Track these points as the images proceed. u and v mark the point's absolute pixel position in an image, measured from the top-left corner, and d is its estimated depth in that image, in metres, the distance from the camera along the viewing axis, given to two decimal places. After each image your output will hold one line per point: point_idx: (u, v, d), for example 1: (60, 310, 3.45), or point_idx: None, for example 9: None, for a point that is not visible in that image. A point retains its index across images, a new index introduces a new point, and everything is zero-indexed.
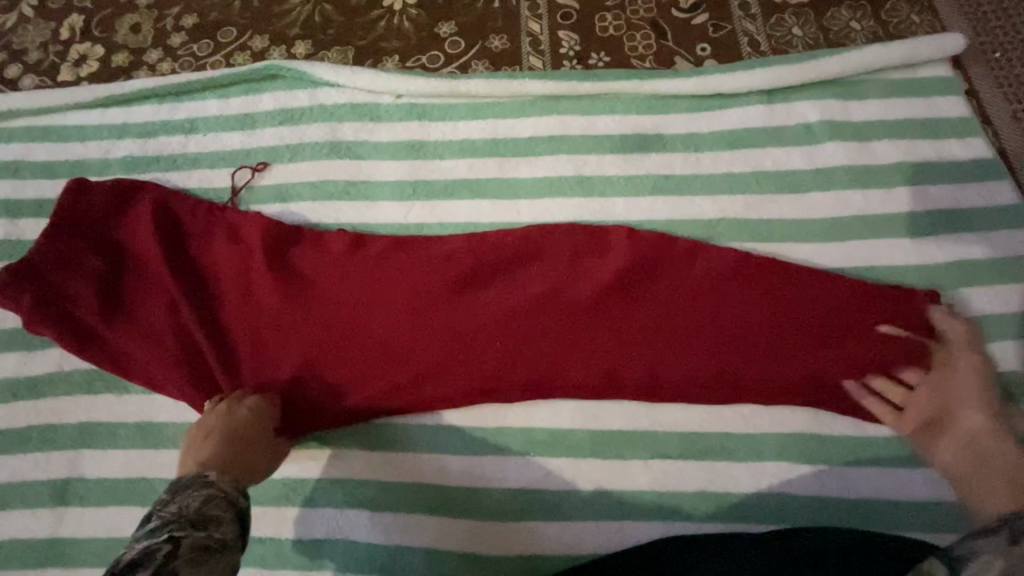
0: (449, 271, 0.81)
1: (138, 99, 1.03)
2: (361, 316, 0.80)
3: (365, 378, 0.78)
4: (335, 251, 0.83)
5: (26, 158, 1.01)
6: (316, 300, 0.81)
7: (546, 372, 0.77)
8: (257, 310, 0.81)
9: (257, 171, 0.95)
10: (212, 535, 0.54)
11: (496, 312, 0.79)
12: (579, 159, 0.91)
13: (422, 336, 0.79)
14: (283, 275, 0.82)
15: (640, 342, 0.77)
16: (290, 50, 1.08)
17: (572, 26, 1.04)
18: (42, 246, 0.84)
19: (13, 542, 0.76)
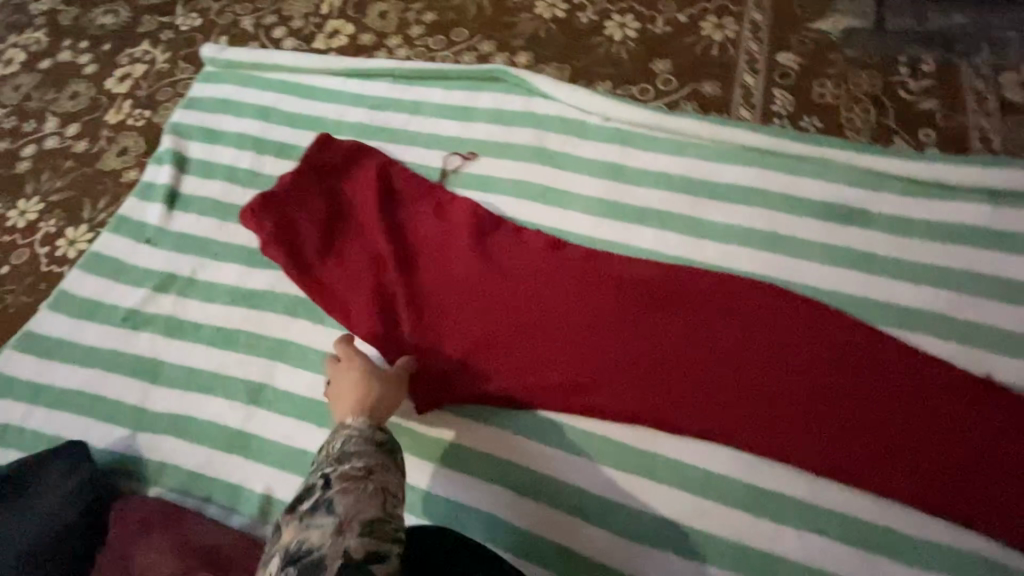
0: (633, 293, 0.87)
1: (377, 76, 1.17)
2: (544, 312, 0.87)
3: (536, 370, 0.84)
4: (528, 249, 0.92)
5: (277, 106, 1.17)
6: (508, 288, 0.89)
7: (708, 412, 0.79)
8: (453, 283, 0.90)
9: (466, 159, 1.05)
10: (353, 467, 0.63)
11: (671, 342, 0.83)
12: (775, 216, 0.92)
13: (596, 346, 0.84)
14: (482, 258, 0.92)
15: (810, 409, 0.78)
16: (512, 58, 1.18)
17: (787, 86, 1.05)
18: (287, 183, 0.99)
19: (204, 422, 0.87)
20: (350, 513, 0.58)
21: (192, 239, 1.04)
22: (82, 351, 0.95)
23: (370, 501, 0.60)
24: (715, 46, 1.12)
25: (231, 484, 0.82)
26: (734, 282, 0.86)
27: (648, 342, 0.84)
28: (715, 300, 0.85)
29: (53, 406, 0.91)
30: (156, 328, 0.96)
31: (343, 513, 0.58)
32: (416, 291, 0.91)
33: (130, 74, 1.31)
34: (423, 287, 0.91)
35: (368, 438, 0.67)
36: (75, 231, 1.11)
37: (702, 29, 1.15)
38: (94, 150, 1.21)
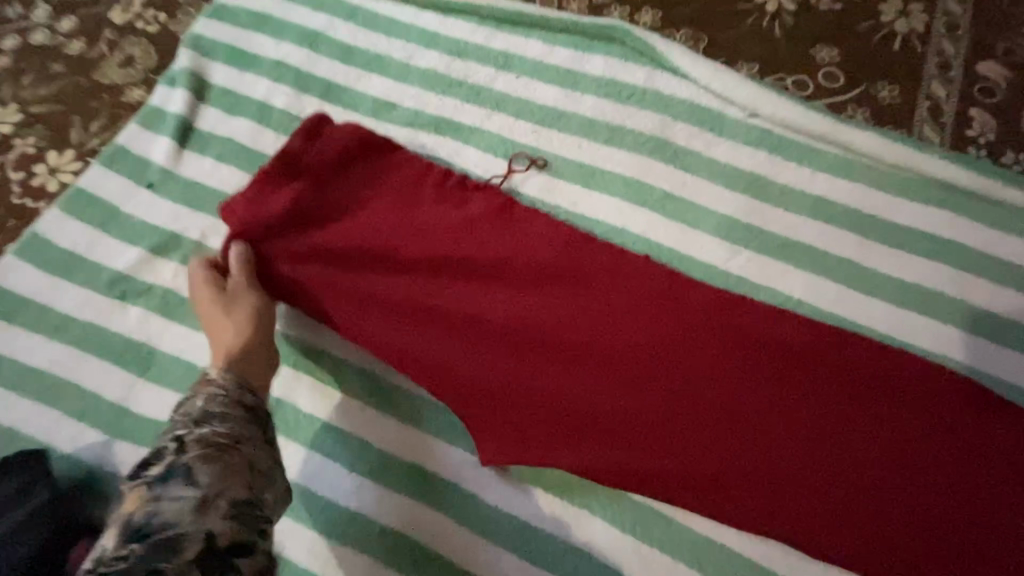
0: (770, 363, 0.66)
1: (458, 12, 0.92)
2: (652, 371, 0.67)
3: (635, 447, 0.66)
4: (634, 278, 0.71)
5: (328, 32, 0.92)
6: (606, 331, 0.69)
7: (858, 537, 0.61)
8: (535, 314, 0.70)
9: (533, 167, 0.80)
10: (217, 433, 0.55)
11: (816, 437, 0.64)
12: (965, 281, 0.71)
13: (717, 427, 0.65)
14: (576, 286, 0.71)
15: (994, 553, 0.60)
16: (633, 15, 0.92)
17: (990, 107, 0.82)
18: (313, 151, 0.73)
19: None
20: (211, 487, 0.51)
21: (205, 192, 0.82)
22: (53, 319, 0.75)
23: (233, 475, 0.53)
24: (897, 39, 0.87)
25: None
26: (907, 365, 0.66)
27: (786, 432, 0.64)
28: (872, 386, 0.65)
29: (9, 387, 0.71)
30: (150, 304, 0.75)
31: (207, 494, 0.51)
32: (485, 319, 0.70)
33: None
34: (495, 315, 0.70)
35: (235, 400, 0.59)
36: (58, 156, 0.88)
37: (880, 14, 0.90)
38: (91, 54, 0.96)
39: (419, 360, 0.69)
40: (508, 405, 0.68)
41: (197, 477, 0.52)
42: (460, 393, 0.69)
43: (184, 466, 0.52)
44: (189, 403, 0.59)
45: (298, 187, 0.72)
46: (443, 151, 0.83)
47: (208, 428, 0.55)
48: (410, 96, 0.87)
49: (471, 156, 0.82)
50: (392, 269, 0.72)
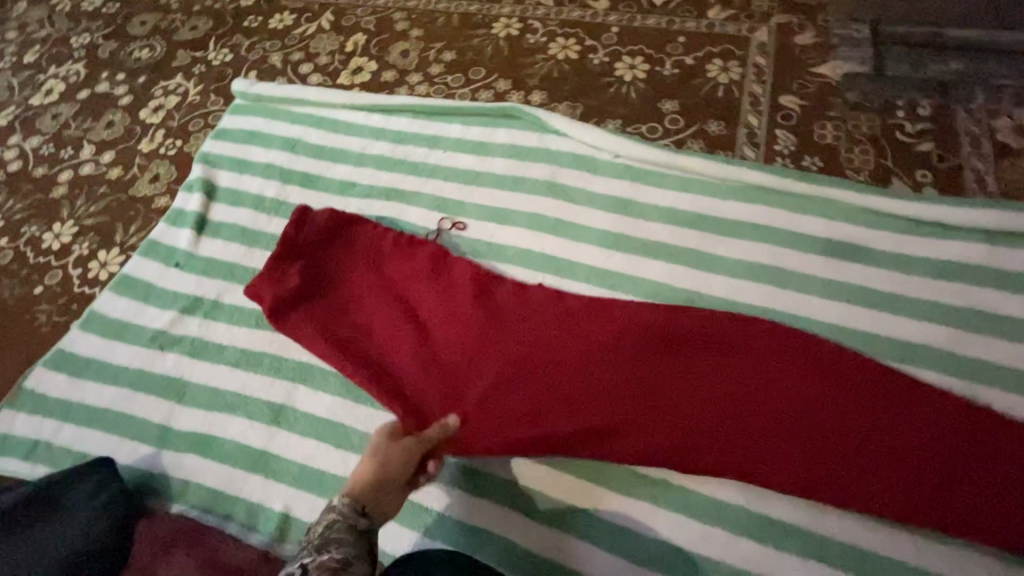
0: (656, 343, 0.83)
1: (397, 111, 1.23)
2: (564, 363, 0.84)
3: (556, 425, 0.81)
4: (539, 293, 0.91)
5: (303, 138, 1.24)
6: (526, 337, 0.86)
7: (735, 472, 0.77)
8: (470, 331, 0.88)
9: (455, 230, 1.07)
10: (338, 557, 0.62)
11: (698, 396, 0.79)
12: (780, 251, 0.95)
13: (618, 401, 0.81)
14: (500, 306, 0.90)
15: (848, 471, 0.74)
16: (527, 96, 1.24)
17: (790, 127, 1.10)
18: (296, 238, 0.99)
19: (227, 441, 0.90)
20: None
21: (219, 264, 1.09)
22: (111, 370, 0.99)
23: None
24: (720, 88, 1.18)
25: (251, 503, 0.85)
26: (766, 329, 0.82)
27: (673, 397, 0.80)
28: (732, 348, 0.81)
29: (81, 423, 0.95)
30: (182, 349, 1.00)
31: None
32: (433, 341, 0.90)
33: (164, 105, 1.39)
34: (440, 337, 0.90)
35: (349, 522, 0.67)
36: (106, 254, 1.17)
37: (707, 71, 1.20)
38: (127, 177, 1.28)
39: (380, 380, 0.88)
40: (453, 405, 0.85)
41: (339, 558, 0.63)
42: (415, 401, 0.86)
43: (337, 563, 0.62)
44: (320, 536, 0.65)
45: (287, 265, 0.97)
46: (392, 212, 1.11)
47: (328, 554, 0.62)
48: (366, 176, 1.16)
49: (413, 212, 1.10)
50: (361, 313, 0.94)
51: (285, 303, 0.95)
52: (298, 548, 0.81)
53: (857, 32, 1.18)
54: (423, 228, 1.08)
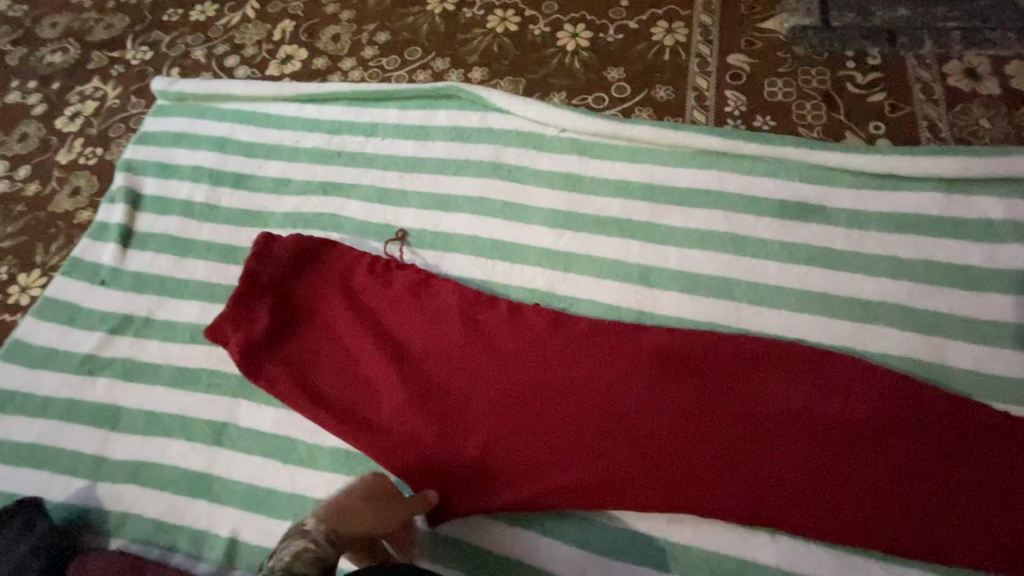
0: (657, 364, 0.79)
1: (331, 100, 1.16)
2: (563, 394, 0.79)
3: (559, 462, 0.76)
4: (519, 323, 0.84)
5: (232, 136, 1.16)
6: (519, 367, 0.81)
7: (754, 501, 0.72)
8: (457, 365, 0.83)
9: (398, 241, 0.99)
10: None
11: (706, 420, 0.75)
12: (735, 217, 0.92)
13: (625, 432, 0.75)
14: (487, 335, 0.84)
15: (866, 487, 0.70)
16: (467, 74, 1.18)
17: (739, 87, 1.06)
18: (260, 274, 0.91)
19: (166, 467, 0.84)
20: None
21: (149, 278, 1.02)
22: (37, 402, 0.92)
23: None
24: (666, 51, 1.13)
25: (196, 530, 0.80)
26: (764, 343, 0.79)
27: (681, 423, 0.75)
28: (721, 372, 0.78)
29: (7, 461, 0.88)
30: (114, 372, 0.93)
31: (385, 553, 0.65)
32: (417, 378, 0.83)
33: (81, 112, 1.29)
34: (426, 372, 0.83)
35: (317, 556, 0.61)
36: (27, 277, 1.08)
37: (652, 34, 1.15)
38: (45, 192, 1.18)
39: (363, 425, 0.81)
40: (445, 447, 0.78)
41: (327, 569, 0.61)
42: (401, 445, 0.79)
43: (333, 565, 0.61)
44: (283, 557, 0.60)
45: (250, 303, 0.89)
46: (330, 207, 1.04)
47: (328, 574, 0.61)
48: (301, 171, 1.09)
49: (352, 206, 1.04)
50: (337, 352, 0.87)
51: (247, 345, 0.87)
52: (250, 572, 0.76)
53: None
54: (364, 222, 1.02)
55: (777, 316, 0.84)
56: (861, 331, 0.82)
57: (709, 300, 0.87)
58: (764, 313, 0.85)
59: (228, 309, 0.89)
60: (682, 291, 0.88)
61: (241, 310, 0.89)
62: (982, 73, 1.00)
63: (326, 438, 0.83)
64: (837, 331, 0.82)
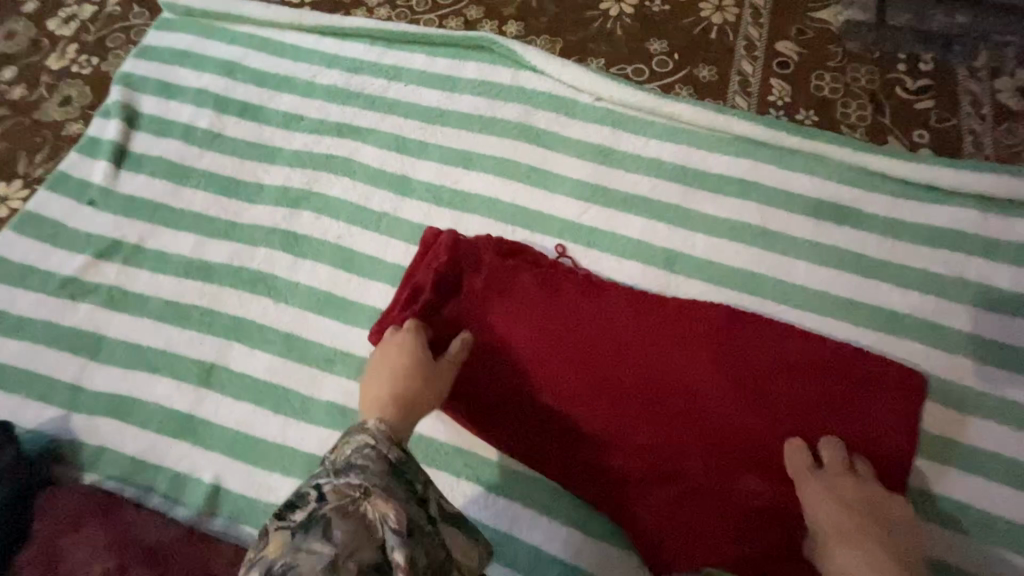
0: (872, 423, 0.72)
1: (353, 36, 1.08)
2: (637, 376, 0.75)
3: (601, 422, 0.75)
4: (642, 336, 0.77)
5: (243, 62, 1.07)
6: (624, 354, 0.76)
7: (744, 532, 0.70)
8: (566, 341, 0.77)
9: (415, 197, 0.93)
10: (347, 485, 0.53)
11: (742, 430, 0.72)
12: (767, 211, 0.88)
13: (673, 444, 0.73)
14: (613, 323, 0.78)
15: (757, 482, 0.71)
16: (501, 27, 1.11)
17: (785, 76, 1.01)
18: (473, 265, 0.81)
19: (149, 404, 0.80)
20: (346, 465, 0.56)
21: (140, 203, 0.95)
22: (12, 321, 0.86)
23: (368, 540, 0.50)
24: (713, 28, 1.07)
25: (176, 472, 0.76)
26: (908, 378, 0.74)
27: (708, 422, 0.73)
28: (801, 415, 0.72)
29: None
30: (97, 298, 0.88)
31: None
32: (525, 348, 0.78)
33: (77, 15, 1.18)
34: (538, 349, 0.77)
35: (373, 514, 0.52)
36: (10, 188, 1.01)
37: (700, 10, 1.09)
38: (31, 98, 1.09)
39: (477, 403, 0.76)
40: (534, 443, 0.75)
41: (333, 533, 0.49)
42: (501, 423, 0.76)
43: (325, 518, 0.50)
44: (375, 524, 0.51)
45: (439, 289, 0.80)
46: (344, 150, 0.98)
47: (349, 476, 0.54)
48: (315, 109, 1.02)
49: (367, 152, 0.97)
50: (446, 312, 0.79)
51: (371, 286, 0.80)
52: (232, 521, 0.73)
53: None
54: (379, 170, 0.96)
55: (799, 318, 0.82)
56: (883, 341, 0.80)
57: (732, 293, 0.84)
58: (787, 311, 0.82)
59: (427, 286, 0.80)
60: (705, 281, 0.85)
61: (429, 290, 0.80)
62: None
63: (322, 392, 0.79)
64: (859, 339, 0.80)
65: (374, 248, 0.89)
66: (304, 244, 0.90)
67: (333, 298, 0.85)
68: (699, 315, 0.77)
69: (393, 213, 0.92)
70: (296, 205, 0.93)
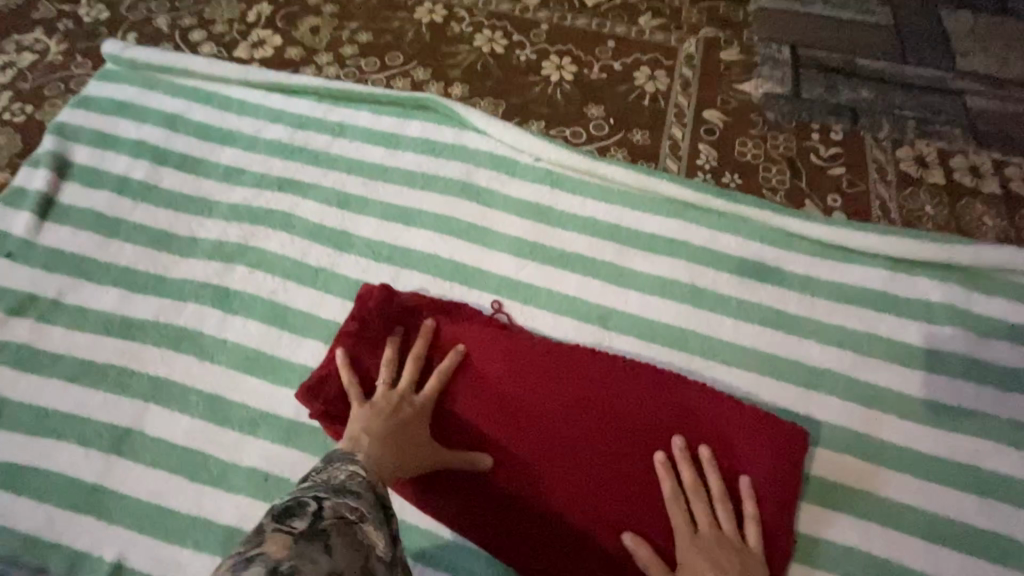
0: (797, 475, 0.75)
1: (301, 93, 1.10)
2: (579, 438, 0.76)
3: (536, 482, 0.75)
4: (572, 394, 0.78)
5: (185, 115, 1.07)
6: (556, 413, 0.77)
7: None
8: (501, 400, 0.78)
9: (354, 253, 0.93)
10: (361, 529, 0.49)
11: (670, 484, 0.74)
12: (696, 269, 0.92)
13: (605, 501, 0.74)
14: (544, 381, 0.78)
15: None
16: (447, 89, 1.16)
17: (712, 141, 1.09)
18: (409, 327, 0.81)
19: (51, 474, 0.74)
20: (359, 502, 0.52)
21: (64, 256, 0.91)
22: None
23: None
24: (646, 95, 1.14)
25: (74, 551, 0.70)
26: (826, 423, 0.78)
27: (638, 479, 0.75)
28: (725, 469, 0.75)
29: None
30: (4, 358, 0.82)
31: None
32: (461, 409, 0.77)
33: (15, 64, 1.17)
34: (486, 411, 0.77)
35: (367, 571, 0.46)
36: None
37: (634, 79, 1.16)
38: None
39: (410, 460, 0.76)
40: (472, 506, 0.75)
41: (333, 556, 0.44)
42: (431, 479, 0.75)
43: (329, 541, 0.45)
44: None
45: (373, 353, 0.79)
46: (284, 204, 0.98)
47: (365, 522, 0.49)
48: (257, 163, 1.02)
49: (308, 207, 0.97)
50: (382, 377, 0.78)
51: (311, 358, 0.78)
52: None
53: (779, 54, 1.19)
54: (319, 225, 0.95)
55: (727, 373, 0.85)
56: (807, 396, 0.83)
57: (662, 349, 0.86)
58: (716, 367, 0.85)
59: (362, 351, 0.79)
60: (637, 337, 0.87)
61: (363, 355, 0.79)
62: (931, 160, 1.06)
63: (244, 457, 0.75)
64: (783, 394, 0.83)
65: (309, 304, 0.88)
66: (235, 300, 0.88)
67: (263, 357, 0.83)
68: (627, 371, 0.79)
69: (330, 268, 0.91)
70: (230, 260, 0.92)
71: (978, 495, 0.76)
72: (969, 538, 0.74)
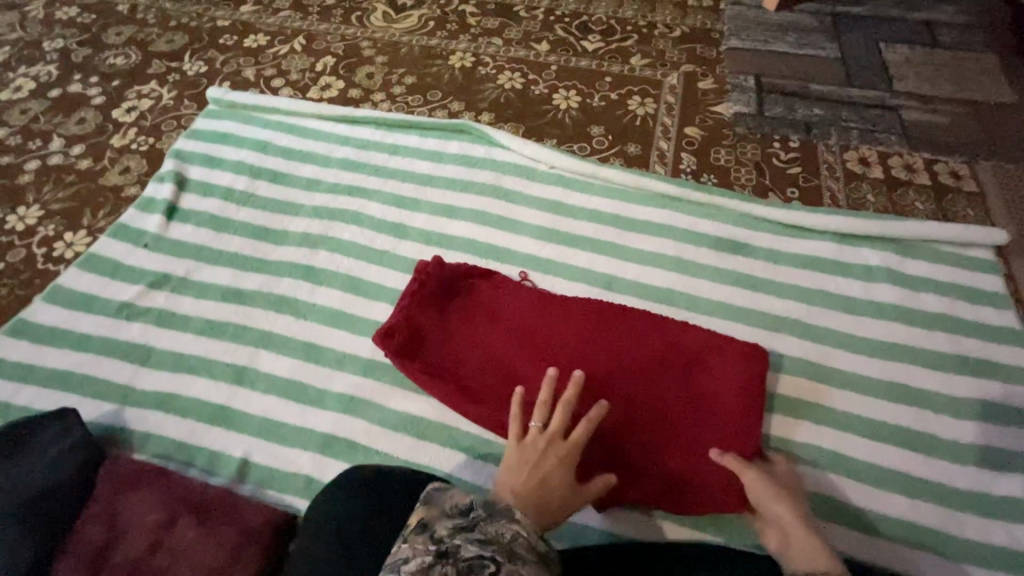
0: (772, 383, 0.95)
1: (363, 122, 1.39)
2: (596, 362, 0.96)
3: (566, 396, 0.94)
4: (587, 330, 0.99)
5: (274, 141, 1.36)
6: (576, 344, 0.98)
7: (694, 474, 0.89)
8: (532, 337, 0.99)
9: (410, 240, 1.18)
10: (481, 532, 0.62)
11: (671, 393, 0.94)
12: (681, 245, 1.16)
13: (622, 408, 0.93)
14: (564, 321, 1.00)
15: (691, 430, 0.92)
16: (477, 116, 1.44)
17: (692, 151, 1.35)
18: (457, 287, 1.04)
19: (190, 399, 0.97)
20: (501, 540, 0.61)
21: (187, 245, 1.18)
22: (75, 337, 1.05)
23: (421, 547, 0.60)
24: (638, 117, 1.42)
25: (212, 450, 0.92)
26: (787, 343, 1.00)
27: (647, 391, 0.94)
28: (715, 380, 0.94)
29: (45, 385, 0.99)
30: (148, 319, 1.07)
31: None
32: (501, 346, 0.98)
33: (137, 107, 1.48)
34: (521, 346, 0.98)
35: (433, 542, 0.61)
36: (75, 235, 1.23)
37: (628, 105, 1.44)
38: (97, 168, 1.35)
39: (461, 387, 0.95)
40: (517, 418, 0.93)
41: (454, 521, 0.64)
42: (477, 402, 0.94)
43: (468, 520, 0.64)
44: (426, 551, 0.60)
45: (431, 308, 1.01)
46: (354, 205, 1.24)
47: (483, 541, 0.61)
48: (331, 175, 1.30)
49: (373, 206, 1.24)
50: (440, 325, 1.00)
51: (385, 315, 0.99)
52: (258, 487, 0.89)
53: (746, 82, 1.47)
54: (382, 220, 1.22)
55: (708, 321, 1.07)
56: (772, 337, 1.04)
57: (655, 305, 1.09)
58: (699, 318, 1.07)
59: (422, 306, 1.01)
60: (635, 297, 1.10)
61: (423, 309, 1.01)
62: (872, 161, 1.30)
63: (335, 385, 0.99)
64: (753, 336, 1.05)
65: (377, 276, 1.13)
66: (321, 275, 1.13)
67: (344, 315, 1.07)
68: (628, 313, 1.01)
69: (392, 251, 1.17)
70: (315, 246, 1.17)
71: (908, 408, 0.97)
72: (902, 439, 0.94)
